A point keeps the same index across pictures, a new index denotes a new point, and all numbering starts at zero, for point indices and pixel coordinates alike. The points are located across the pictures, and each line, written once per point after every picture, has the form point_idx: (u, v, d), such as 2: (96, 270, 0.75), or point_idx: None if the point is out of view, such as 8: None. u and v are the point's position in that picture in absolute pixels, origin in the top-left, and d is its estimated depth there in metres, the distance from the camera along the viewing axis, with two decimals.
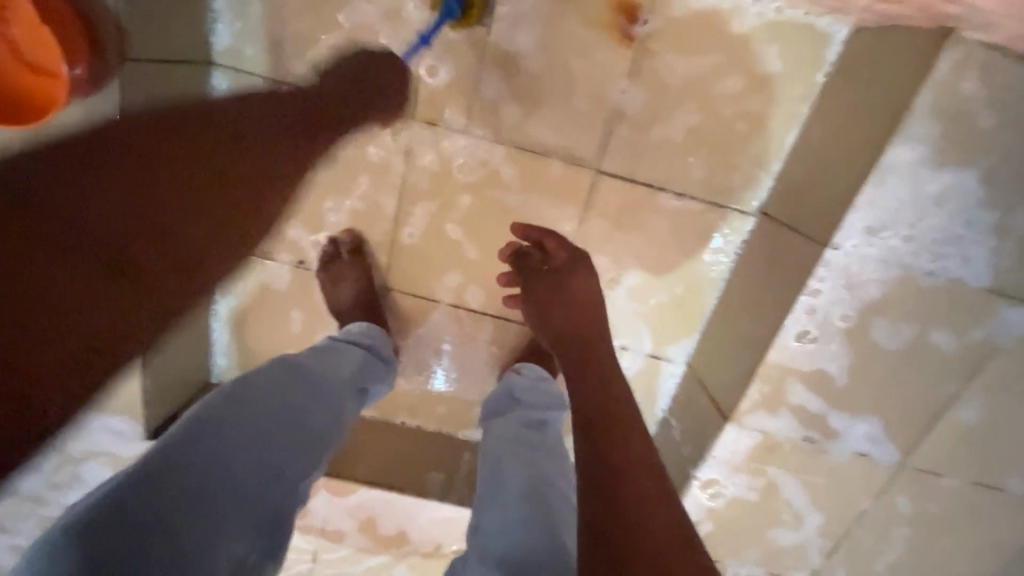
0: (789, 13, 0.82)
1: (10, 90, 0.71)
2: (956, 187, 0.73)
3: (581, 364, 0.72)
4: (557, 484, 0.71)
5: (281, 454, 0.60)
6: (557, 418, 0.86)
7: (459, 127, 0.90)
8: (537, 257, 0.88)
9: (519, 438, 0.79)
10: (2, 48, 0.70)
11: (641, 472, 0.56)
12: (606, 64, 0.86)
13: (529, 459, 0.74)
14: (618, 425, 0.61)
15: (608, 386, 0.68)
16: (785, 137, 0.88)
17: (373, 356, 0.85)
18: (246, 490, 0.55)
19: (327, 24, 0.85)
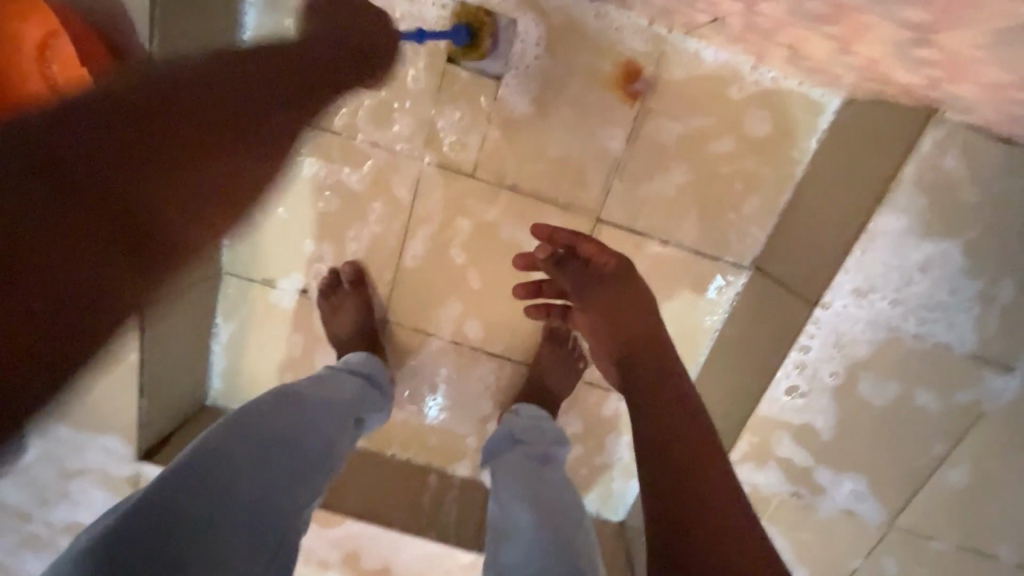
0: (784, 82, 0.86)
1: None
2: (939, 256, 0.76)
3: (643, 389, 0.66)
4: (566, 516, 0.73)
5: (284, 473, 0.61)
6: (558, 452, 0.88)
7: (467, 170, 0.93)
8: (586, 273, 0.82)
9: (524, 476, 0.80)
10: None
11: (714, 517, 0.51)
12: (610, 118, 0.90)
13: (535, 489, 0.77)
14: (688, 462, 0.56)
15: (675, 412, 0.61)
16: (781, 197, 0.91)
17: (371, 385, 0.87)
18: (250, 509, 0.57)
19: None
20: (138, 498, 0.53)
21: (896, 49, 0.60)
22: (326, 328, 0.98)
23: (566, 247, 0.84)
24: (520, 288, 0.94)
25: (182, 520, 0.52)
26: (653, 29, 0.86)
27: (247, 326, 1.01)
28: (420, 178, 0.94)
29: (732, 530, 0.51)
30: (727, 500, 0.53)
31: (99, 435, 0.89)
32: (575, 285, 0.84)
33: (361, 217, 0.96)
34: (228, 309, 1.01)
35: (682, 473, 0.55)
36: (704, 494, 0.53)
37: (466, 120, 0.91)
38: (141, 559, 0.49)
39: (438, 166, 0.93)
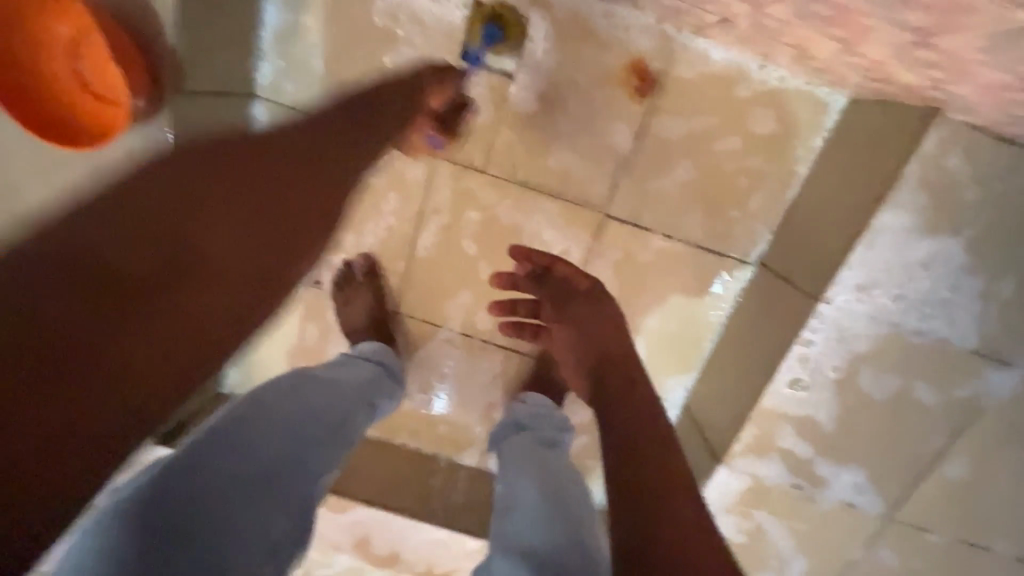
0: (790, 82, 0.87)
1: (67, 113, 0.76)
2: (941, 253, 0.77)
3: (603, 395, 0.72)
4: (574, 491, 0.78)
5: (301, 450, 0.65)
6: (564, 436, 0.94)
7: (478, 166, 0.96)
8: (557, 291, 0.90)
9: (532, 459, 0.85)
10: (67, 75, 0.76)
11: (669, 493, 0.56)
12: (618, 116, 0.92)
13: (542, 466, 0.83)
14: (642, 449, 0.61)
15: (636, 409, 0.67)
16: (786, 194, 0.92)
17: (385, 372, 0.90)
18: (267, 485, 0.60)
19: (363, 63, 0.89)
20: (169, 457, 0.58)
21: (902, 50, 0.61)
22: (339, 319, 1.01)
23: (543, 267, 0.92)
24: (497, 308, 1.02)
25: (207, 479, 0.57)
26: (662, 28, 0.87)
27: None
28: (433, 174, 0.96)
29: (682, 501, 0.56)
30: (680, 480, 0.58)
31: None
32: (550, 299, 0.91)
33: (373, 211, 0.99)
34: None
35: (638, 460, 0.60)
36: (658, 474, 0.58)
37: (477, 116, 0.93)
38: (173, 510, 0.54)
39: (451, 161, 0.96)
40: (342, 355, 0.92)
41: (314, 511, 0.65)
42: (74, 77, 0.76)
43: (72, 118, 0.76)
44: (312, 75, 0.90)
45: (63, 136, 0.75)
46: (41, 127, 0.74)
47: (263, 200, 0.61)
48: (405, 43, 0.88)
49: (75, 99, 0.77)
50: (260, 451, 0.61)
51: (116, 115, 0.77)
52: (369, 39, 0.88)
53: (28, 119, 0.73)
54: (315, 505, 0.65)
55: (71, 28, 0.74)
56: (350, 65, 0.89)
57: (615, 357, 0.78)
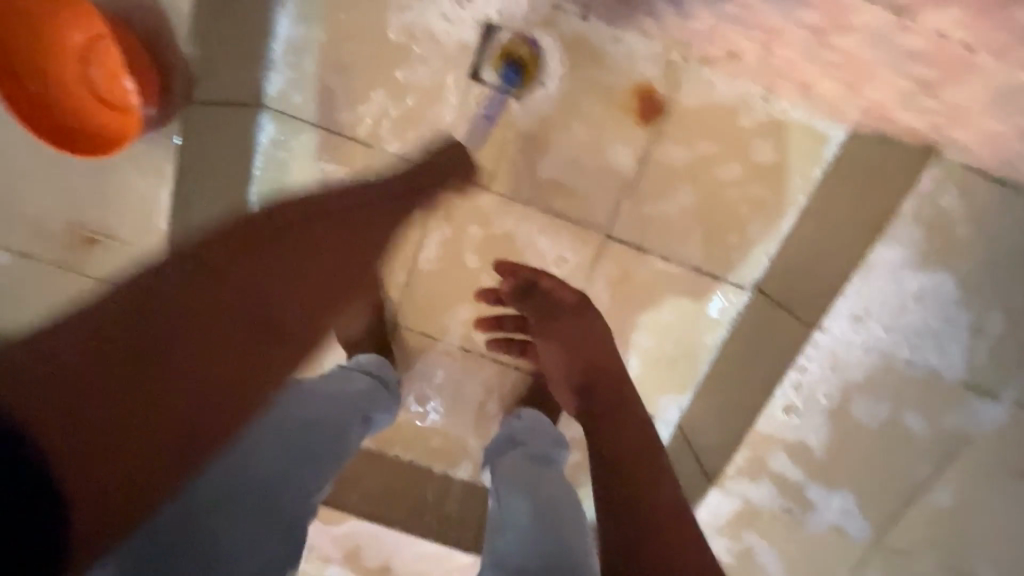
0: (792, 113, 0.89)
1: (74, 119, 0.75)
2: (934, 287, 0.79)
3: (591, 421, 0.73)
4: (568, 512, 0.78)
5: (295, 460, 0.65)
6: (559, 453, 0.94)
7: (483, 184, 0.96)
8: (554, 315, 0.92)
9: (529, 474, 0.86)
10: (76, 81, 0.76)
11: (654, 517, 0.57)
12: (623, 140, 0.93)
13: (535, 485, 0.83)
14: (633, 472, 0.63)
15: (626, 435, 0.69)
16: (785, 222, 0.94)
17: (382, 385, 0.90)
18: (260, 497, 0.60)
19: (372, 78, 0.89)
20: None
21: (903, 96, 0.62)
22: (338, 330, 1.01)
23: (528, 281, 0.92)
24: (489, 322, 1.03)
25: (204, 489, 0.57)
26: (668, 57, 0.88)
27: None
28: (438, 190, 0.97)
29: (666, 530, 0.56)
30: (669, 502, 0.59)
31: None
32: (537, 313, 0.91)
33: None
34: None
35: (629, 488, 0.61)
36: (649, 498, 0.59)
37: (483, 135, 0.93)
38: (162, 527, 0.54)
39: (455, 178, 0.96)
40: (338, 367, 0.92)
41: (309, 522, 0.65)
42: (83, 83, 0.76)
43: (80, 125, 0.75)
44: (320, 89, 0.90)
45: (68, 142, 0.73)
46: (45, 130, 0.72)
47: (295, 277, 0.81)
48: (415, 60, 0.89)
49: (84, 106, 0.76)
50: (254, 462, 0.61)
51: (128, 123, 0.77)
52: (379, 55, 0.88)
53: (36, 124, 0.72)
54: (309, 516, 0.65)
55: (85, 35, 0.75)
56: (359, 81, 0.89)
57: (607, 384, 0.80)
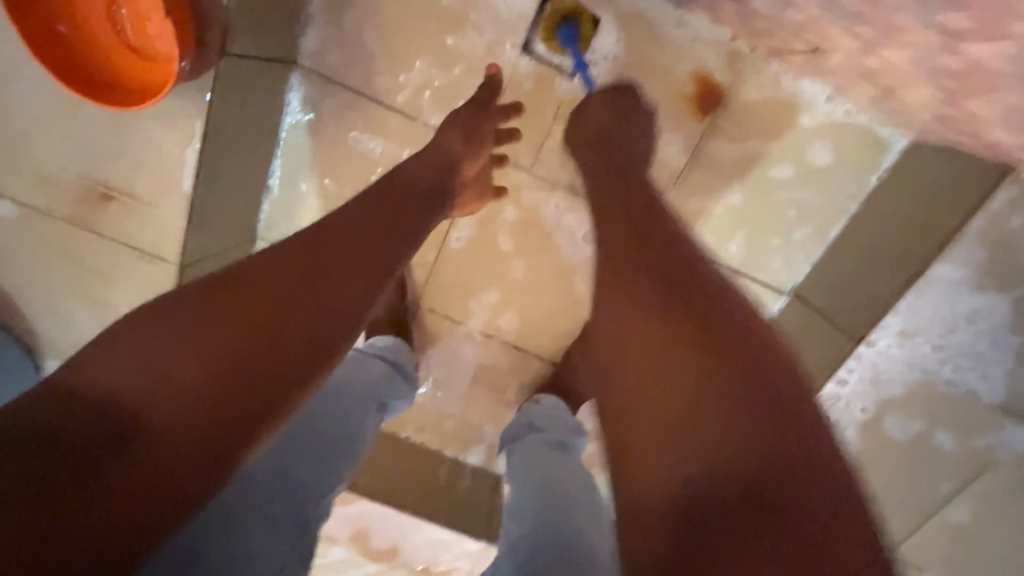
0: (855, 117, 0.85)
1: (101, 68, 0.67)
2: (986, 310, 0.78)
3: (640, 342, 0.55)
4: (584, 500, 0.79)
5: (298, 461, 0.63)
6: (577, 441, 0.94)
7: (525, 165, 0.92)
8: (614, 200, 0.72)
9: (548, 461, 0.86)
10: (105, 25, 0.67)
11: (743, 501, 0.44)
12: (676, 130, 0.88)
13: (553, 473, 0.83)
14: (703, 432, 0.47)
15: (683, 303, 0.56)
16: (831, 229, 0.88)
17: (397, 371, 0.91)
18: (255, 505, 0.57)
19: (416, 43, 0.83)
20: None
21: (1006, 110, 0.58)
22: None
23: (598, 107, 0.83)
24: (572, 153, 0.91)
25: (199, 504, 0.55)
26: (733, 47, 0.84)
27: None
28: None
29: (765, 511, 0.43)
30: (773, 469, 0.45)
31: None
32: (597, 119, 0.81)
33: None
34: None
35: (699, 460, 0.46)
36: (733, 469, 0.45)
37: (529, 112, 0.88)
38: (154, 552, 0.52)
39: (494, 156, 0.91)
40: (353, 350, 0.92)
41: (318, 521, 0.62)
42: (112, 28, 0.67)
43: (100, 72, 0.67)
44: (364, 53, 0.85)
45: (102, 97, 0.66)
46: (74, 81, 0.65)
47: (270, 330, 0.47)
48: (465, 28, 0.83)
49: (112, 53, 0.68)
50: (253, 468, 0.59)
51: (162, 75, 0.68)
52: (427, 19, 0.82)
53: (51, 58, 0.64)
54: (314, 520, 0.62)
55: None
56: (403, 46, 0.84)
57: (684, 273, 0.59)
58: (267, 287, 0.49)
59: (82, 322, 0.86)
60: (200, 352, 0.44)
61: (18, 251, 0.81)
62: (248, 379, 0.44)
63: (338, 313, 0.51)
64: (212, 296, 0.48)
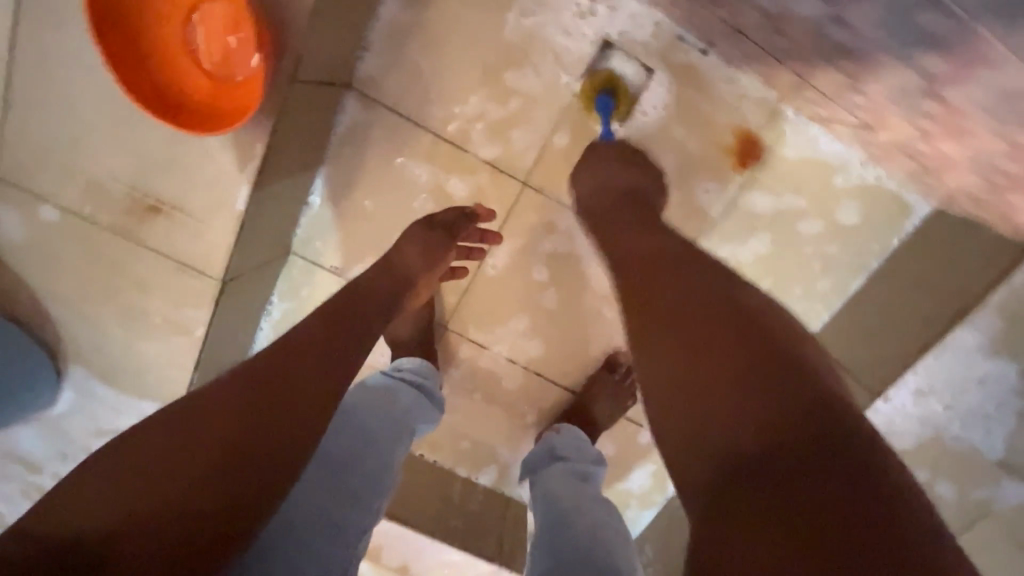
0: (884, 182, 0.89)
1: (178, 92, 0.65)
2: (997, 375, 0.82)
3: (653, 306, 0.58)
4: (613, 531, 0.80)
5: (331, 505, 0.70)
6: (599, 470, 0.94)
7: (567, 201, 0.94)
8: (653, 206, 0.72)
9: (574, 492, 0.86)
10: (177, 45, 0.64)
11: (787, 411, 0.44)
12: (715, 179, 0.91)
13: (579, 502, 0.84)
14: (725, 359, 0.49)
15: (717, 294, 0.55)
16: (852, 284, 0.95)
17: (424, 395, 0.92)
18: (296, 553, 0.64)
19: (471, 78, 0.85)
20: None
21: None
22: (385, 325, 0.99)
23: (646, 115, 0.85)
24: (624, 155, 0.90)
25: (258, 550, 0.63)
26: (777, 105, 0.87)
27: (302, 308, 1.01)
28: (517, 201, 0.94)
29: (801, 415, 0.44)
30: (803, 380, 0.46)
31: (142, 403, 0.92)
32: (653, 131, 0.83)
33: None
34: (280, 285, 1.00)
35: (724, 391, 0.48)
36: (760, 383, 0.46)
37: (575, 152, 0.90)
38: None
39: (536, 190, 0.93)
40: (383, 374, 0.93)
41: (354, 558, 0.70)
42: (184, 47, 0.64)
43: (181, 97, 0.65)
44: (419, 81, 0.86)
45: (189, 124, 0.65)
46: (161, 110, 0.63)
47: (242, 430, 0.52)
48: (521, 68, 0.85)
49: (188, 75, 0.65)
50: (295, 515, 0.66)
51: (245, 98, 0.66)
52: (484, 56, 0.84)
53: (131, 86, 0.62)
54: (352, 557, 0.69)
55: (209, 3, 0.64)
56: (458, 79, 0.85)
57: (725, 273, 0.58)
58: (242, 392, 0.55)
59: (113, 329, 0.85)
60: (175, 466, 0.49)
61: (53, 257, 0.80)
62: (219, 488, 0.49)
63: (293, 435, 0.54)
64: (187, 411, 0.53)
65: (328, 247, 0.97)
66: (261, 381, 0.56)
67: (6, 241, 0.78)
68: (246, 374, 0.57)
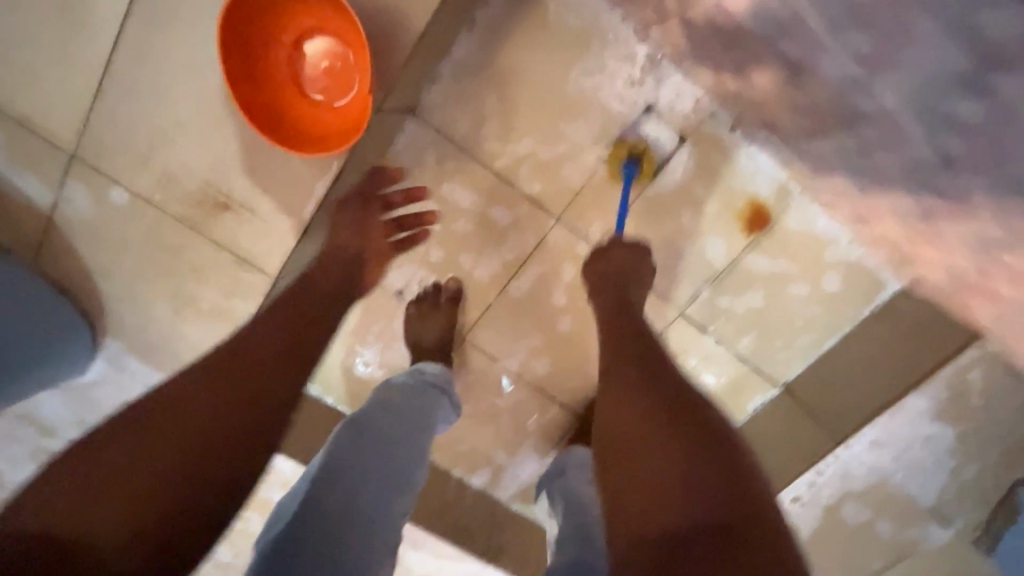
0: (867, 260, 1.00)
1: (275, 106, 0.76)
2: (937, 437, 0.98)
3: (606, 406, 0.66)
4: None
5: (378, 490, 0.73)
6: None
7: (594, 241, 1.02)
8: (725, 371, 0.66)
9: (581, 491, 0.95)
10: (284, 68, 0.76)
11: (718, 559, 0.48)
12: (727, 239, 1.02)
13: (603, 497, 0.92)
14: (659, 468, 0.56)
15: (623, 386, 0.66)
16: (827, 341, 1.05)
17: (445, 398, 0.94)
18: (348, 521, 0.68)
19: (525, 119, 0.96)
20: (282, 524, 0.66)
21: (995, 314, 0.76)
22: (408, 331, 1.05)
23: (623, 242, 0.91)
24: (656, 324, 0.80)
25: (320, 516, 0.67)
26: (785, 182, 0.98)
27: (332, 307, 1.07)
28: (548, 234, 1.02)
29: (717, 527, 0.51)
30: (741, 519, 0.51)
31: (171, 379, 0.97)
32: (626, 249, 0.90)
33: (483, 247, 1.04)
34: None
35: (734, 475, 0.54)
36: (680, 496, 0.53)
37: (607, 198, 1.00)
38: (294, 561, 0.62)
39: (567, 227, 1.02)
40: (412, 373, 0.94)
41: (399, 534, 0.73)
42: (289, 70, 0.76)
43: (296, 120, 0.77)
44: (478, 116, 0.95)
45: (279, 136, 0.75)
46: (259, 120, 0.74)
47: (225, 407, 0.58)
48: (570, 118, 0.95)
49: (286, 93, 0.77)
50: (345, 489, 0.70)
51: (332, 130, 0.77)
52: (539, 102, 0.95)
53: (240, 97, 0.73)
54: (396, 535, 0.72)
55: (326, 41, 0.76)
56: (513, 119, 0.96)
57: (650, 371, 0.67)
58: (225, 374, 0.60)
59: (157, 307, 0.89)
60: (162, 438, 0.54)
61: (114, 235, 0.84)
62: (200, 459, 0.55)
63: (265, 419, 0.60)
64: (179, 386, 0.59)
65: None
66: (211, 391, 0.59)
67: (75, 215, 0.83)
68: (226, 357, 0.62)
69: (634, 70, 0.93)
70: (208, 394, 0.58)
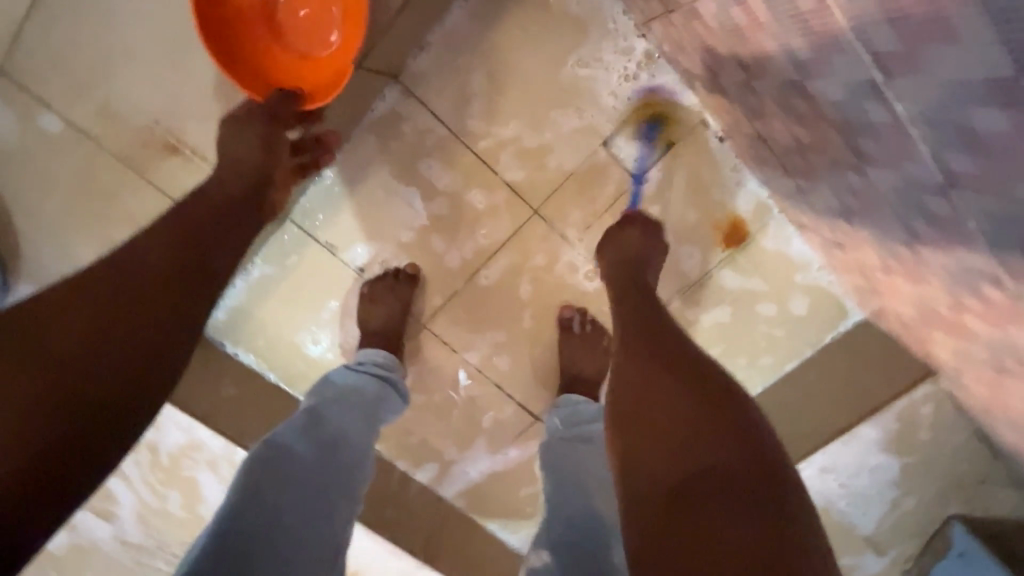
0: (834, 287, 1.01)
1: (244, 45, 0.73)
2: (883, 467, 0.99)
3: (628, 389, 0.58)
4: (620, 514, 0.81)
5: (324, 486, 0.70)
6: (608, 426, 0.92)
7: (571, 236, 0.99)
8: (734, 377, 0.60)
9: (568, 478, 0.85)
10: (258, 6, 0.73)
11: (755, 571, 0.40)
12: (702, 250, 1.01)
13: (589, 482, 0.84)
14: (692, 469, 0.47)
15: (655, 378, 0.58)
16: (787, 364, 1.07)
17: (390, 388, 0.88)
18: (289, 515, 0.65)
19: (512, 100, 0.91)
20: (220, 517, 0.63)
21: (956, 351, 0.77)
22: (360, 311, 0.98)
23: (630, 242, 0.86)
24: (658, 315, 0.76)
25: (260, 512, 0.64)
26: (766, 201, 0.98)
27: (284, 276, 0.99)
28: (524, 223, 0.98)
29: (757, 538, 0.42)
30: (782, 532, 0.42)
31: None
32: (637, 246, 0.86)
33: (454, 229, 0.99)
34: (262, 248, 0.97)
35: (731, 432, 0.49)
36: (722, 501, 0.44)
37: (587, 192, 0.97)
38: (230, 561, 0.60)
39: (544, 218, 0.98)
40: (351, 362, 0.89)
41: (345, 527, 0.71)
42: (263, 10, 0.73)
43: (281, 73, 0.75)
44: (463, 91, 0.90)
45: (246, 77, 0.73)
46: (227, 57, 0.71)
47: (105, 332, 0.50)
48: (559, 105, 0.92)
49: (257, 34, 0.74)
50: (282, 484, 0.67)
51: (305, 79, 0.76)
52: (529, 84, 0.91)
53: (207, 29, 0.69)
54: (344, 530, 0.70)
55: None
56: (499, 98, 0.91)
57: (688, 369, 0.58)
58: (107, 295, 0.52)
59: (81, 252, 0.79)
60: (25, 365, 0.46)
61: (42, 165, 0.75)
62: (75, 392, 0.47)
63: (157, 347, 0.53)
64: (50, 302, 0.50)
65: (328, 225, 0.97)
66: (65, 314, 0.49)
67: None
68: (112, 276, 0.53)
69: (630, 65, 0.91)
70: (81, 316, 0.50)
